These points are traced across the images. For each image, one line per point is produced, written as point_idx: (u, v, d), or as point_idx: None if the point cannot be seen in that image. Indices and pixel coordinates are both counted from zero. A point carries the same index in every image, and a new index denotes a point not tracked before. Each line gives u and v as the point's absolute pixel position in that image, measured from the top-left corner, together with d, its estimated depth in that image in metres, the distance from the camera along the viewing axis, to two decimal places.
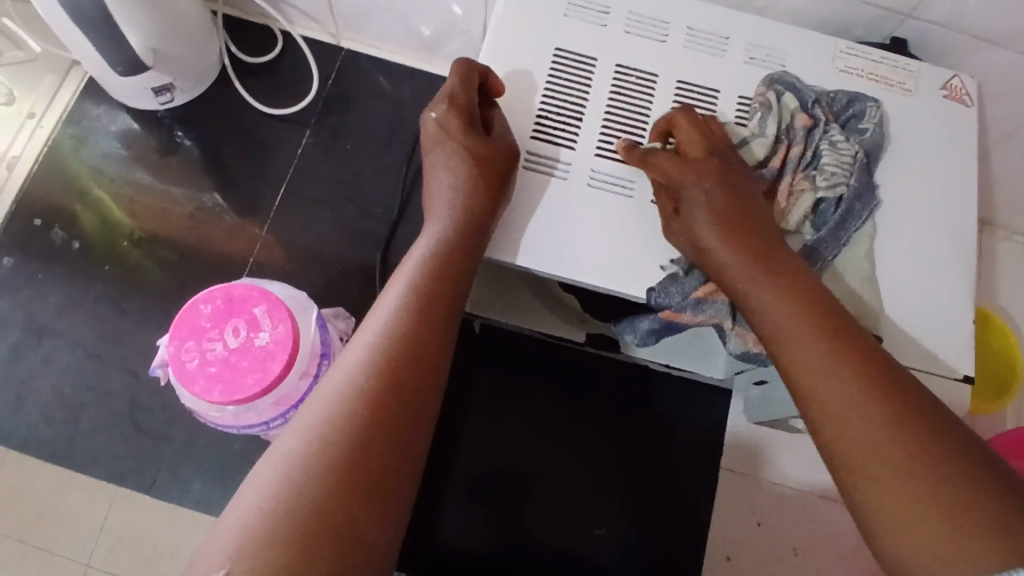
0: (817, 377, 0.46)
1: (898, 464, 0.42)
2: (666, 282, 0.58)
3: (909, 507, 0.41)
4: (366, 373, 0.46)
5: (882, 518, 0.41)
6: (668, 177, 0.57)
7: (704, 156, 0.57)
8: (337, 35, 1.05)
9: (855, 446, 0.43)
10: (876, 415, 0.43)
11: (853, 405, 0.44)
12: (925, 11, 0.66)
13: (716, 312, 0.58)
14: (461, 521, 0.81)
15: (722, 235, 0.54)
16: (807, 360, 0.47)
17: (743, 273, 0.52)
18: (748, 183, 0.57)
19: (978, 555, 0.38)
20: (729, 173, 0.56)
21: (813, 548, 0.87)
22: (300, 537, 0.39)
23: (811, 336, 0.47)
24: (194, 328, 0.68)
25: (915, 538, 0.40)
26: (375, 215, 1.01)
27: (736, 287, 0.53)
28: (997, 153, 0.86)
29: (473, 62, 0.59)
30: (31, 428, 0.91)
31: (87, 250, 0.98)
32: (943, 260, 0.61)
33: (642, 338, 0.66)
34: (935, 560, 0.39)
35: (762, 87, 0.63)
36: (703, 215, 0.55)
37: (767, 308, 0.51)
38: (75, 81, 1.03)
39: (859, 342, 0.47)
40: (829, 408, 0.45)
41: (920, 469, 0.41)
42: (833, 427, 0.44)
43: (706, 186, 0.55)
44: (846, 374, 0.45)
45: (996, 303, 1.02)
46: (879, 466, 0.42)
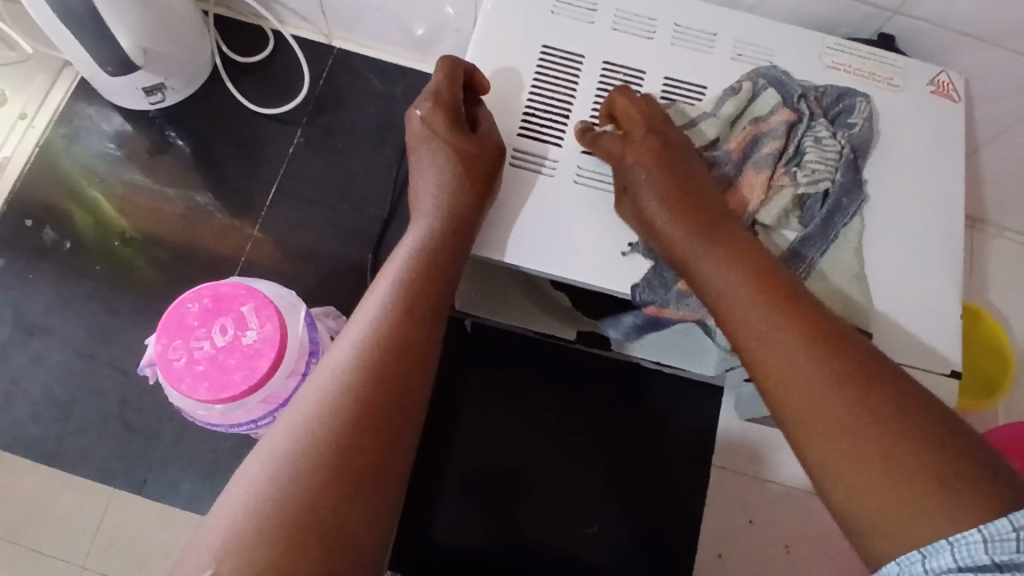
0: (760, 346, 0.46)
1: (849, 425, 0.41)
2: (649, 276, 0.58)
3: (858, 470, 0.40)
4: (351, 370, 0.46)
5: (836, 486, 0.41)
6: (619, 158, 0.57)
7: (644, 135, 0.57)
8: (328, 35, 1.05)
9: (801, 411, 0.43)
10: (822, 378, 0.43)
11: (797, 371, 0.44)
12: (911, 7, 0.66)
13: (700, 308, 0.58)
14: (455, 519, 0.81)
15: (669, 211, 0.54)
16: (752, 331, 0.46)
17: (692, 248, 0.52)
18: (692, 160, 0.57)
19: (941, 511, 0.38)
20: (670, 150, 0.57)
21: (805, 546, 0.87)
22: (287, 534, 0.39)
23: (753, 306, 0.47)
24: (181, 327, 0.68)
25: (868, 502, 0.40)
26: (366, 214, 1.01)
27: (685, 262, 0.53)
28: (986, 150, 0.87)
29: (457, 59, 0.60)
30: (22, 428, 0.91)
31: (78, 250, 0.98)
32: (929, 256, 0.61)
33: (624, 333, 0.74)
34: (890, 523, 0.39)
35: (745, 79, 0.63)
36: (648, 197, 0.55)
37: (714, 280, 0.50)
38: (67, 81, 1.03)
39: (797, 304, 0.47)
40: (774, 375, 0.45)
41: (865, 431, 0.41)
42: (782, 398, 0.44)
43: (648, 166, 0.56)
44: (787, 340, 0.45)
45: (988, 301, 1.02)
46: (828, 431, 0.42)
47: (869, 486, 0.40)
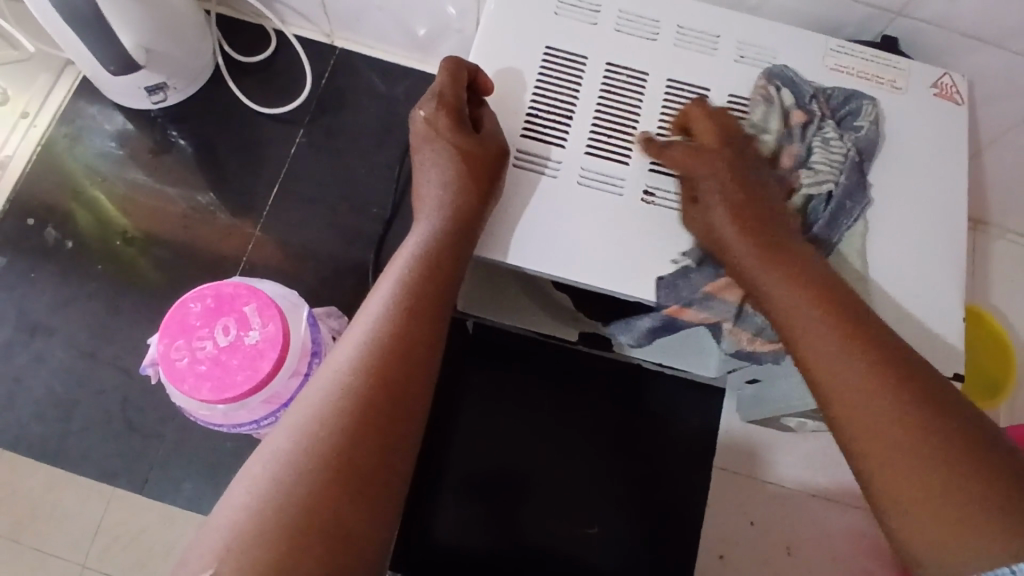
0: (828, 368, 0.48)
1: (915, 454, 0.43)
2: (676, 274, 0.58)
3: (927, 497, 0.43)
4: (354, 370, 0.46)
5: (900, 507, 0.43)
6: (687, 169, 0.57)
7: (720, 148, 0.57)
8: (331, 35, 1.05)
9: (873, 436, 0.45)
10: (891, 407, 0.45)
11: (867, 397, 0.46)
12: (914, 9, 0.66)
13: (723, 311, 0.58)
14: (457, 519, 0.81)
15: (736, 225, 0.54)
16: (821, 354, 0.48)
17: (761, 266, 0.52)
18: (761, 176, 0.57)
19: (989, 544, 0.40)
20: (740, 163, 0.56)
21: (805, 546, 0.87)
22: (288, 534, 0.39)
23: (831, 333, 0.48)
24: (183, 326, 0.68)
25: (926, 528, 0.42)
26: (368, 213, 1.01)
27: (752, 280, 0.53)
28: (988, 152, 0.87)
29: (461, 60, 0.59)
30: (24, 427, 0.91)
31: (80, 249, 0.97)
32: (932, 258, 0.61)
33: (638, 338, 0.68)
34: (944, 548, 0.42)
35: (760, 81, 0.63)
36: (720, 214, 0.55)
37: (783, 301, 0.51)
38: (69, 80, 1.03)
39: (871, 332, 0.48)
40: (846, 400, 0.46)
41: (934, 459, 0.43)
42: (853, 418, 0.46)
43: (722, 180, 0.56)
44: (858, 366, 0.47)
45: (989, 302, 1.02)
46: (897, 458, 0.44)
47: (930, 512, 0.42)
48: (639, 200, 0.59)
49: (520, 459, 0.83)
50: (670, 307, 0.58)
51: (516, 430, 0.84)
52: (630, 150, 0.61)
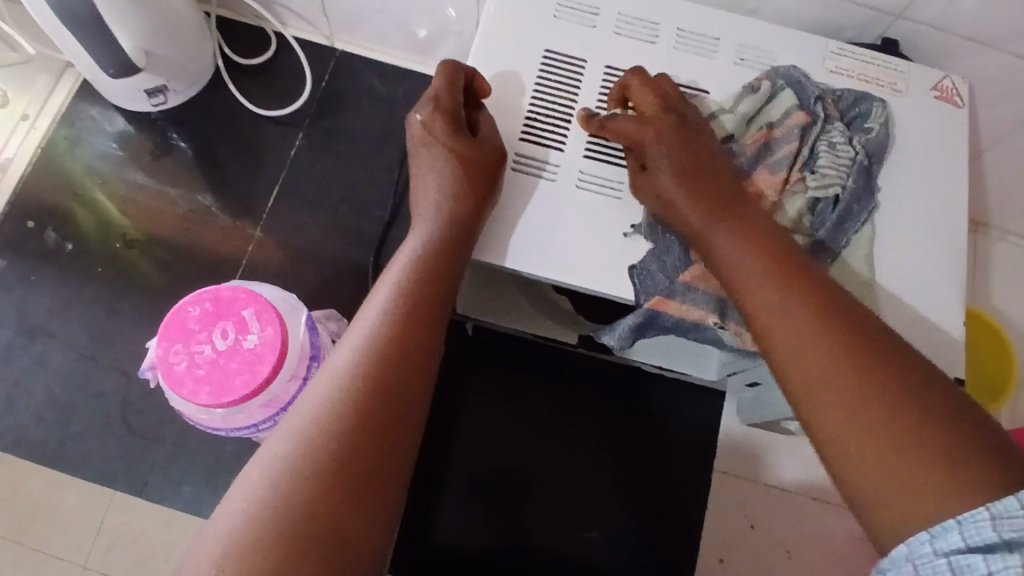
0: (772, 320, 0.45)
1: (860, 400, 0.41)
2: (648, 259, 0.58)
3: (869, 449, 0.39)
4: (352, 375, 0.46)
5: (847, 464, 0.40)
6: (633, 140, 0.57)
7: (661, 115, 0.57)
8: (330, 37, 1.05)
9: (811, 386, 0.42)
10: (833, 355, 0.42)
11: (808, 348, 0.43)
12: (915, 11, 0.66)
13: (705, 305, 0.56)
14: (455, 522, 0.81)
15: (686, 187, 0.53)
16: (766, 307, 0.46)
17: (710, 225, 0.52)
18: (711, 143, 0.56)
19: (946, 492, 0.37)
20: (688, 129, 0.56)
21: (806, 553, 0.87)
22: (285, 542, 0.39)
23: (770, 285, 0.47)
24: (182, 330, 0.68)
25: (876, 483, 0.39)
26: (368, 215, 1.01)
27: (703, 240, 0.52)
28: (989, 155, 0.86)
29: (458, 64, 0.59)
30: (24, 429, 0.91)
31: (81, 251, 0.98)
32: (932, 261, 0.60)
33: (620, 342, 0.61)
34: (898, 502, 0.38)
35: (764, 79, 0.62)
36: (668, 181, 0.54)
37: (731, 256, 0.50)
38: (69, 82, 1.03)
39: (819, 282, 0.46)
40: (787, 355, 0.44)
41: (876, 404, 0.40)
42: (792, 371, 0.44)
43: (666, 142, 0.55)
44: (800, 317, 0.44)
45: (990, 304, 1.01)
46: (837, 408, 0.41)
47: (875, 462, 0.39)
48: (639, 204, 0.59)
49: (520, 462, 0.83)
50: (652, 298, 0.57)
51: (516, 430, 0.84)
52: None
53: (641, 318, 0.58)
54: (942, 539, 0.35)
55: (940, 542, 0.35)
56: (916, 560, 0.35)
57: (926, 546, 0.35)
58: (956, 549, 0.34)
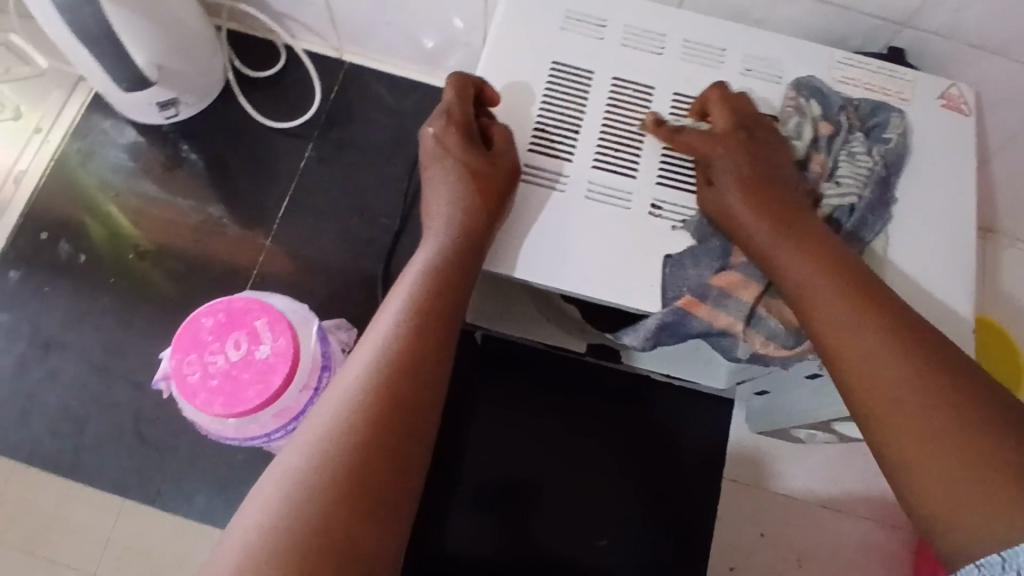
0: (850, 341, 0.48)
1: (940, 417, 0.43)
2: (685, 252, 0.58)
3: (935, 464, 0.42)
4: (366, 388, 0.46)
5: (920, 481, 0.42)
6: (703, 154, 0.59)
7: (733, 132, 0.59)
8: (339, 50, 1.06)
9: (889, 402, 0.45)
10: (923, 377, 0.44)
11: (887, 366, 0.46)
12: (921, 20, 0.66)
13: (737, 312, 0.57)
14: (465, 530, 0.81)
15: (750, 203, 0.55)
16: (843, 327, 0.48)
17: (775, 243, 0.53)
18: (782, 163, 0.58)
19: (1021, 518, 0.38)
20: (759, 148, 0.58)
21: (818, 561, 0.87)
22: (304, 552, 0.40)
23: (843, 304, 0.49)
24: (195, 341, 0.68)
25: (944, 498, 0.41)
26: (378, 224, 1.02)
27: (766, 257, 0.54)
28: (997, 162, 0.86)
29: (469, 76, 0.60)
30: (38, 440, 0.92)
31: (94, 263, 0.99)
32: (942, 268, 0.60)
33: (642, 342, 0.60)
34: (965, 520, 0.40)
35: (791, 92, 0.64)
36: (733, 196, 0.56)
37: (796, 272, 0.52)
38: (81, 96, 1.04)
39: (891, 306, 0.48)
40: (867, 376, 0.46)
41: (950, 424, 0.42)
42: (866, 390, 0.46)
43: (733, 159, 0.57)
44: (881, 337, 0.47)
45: (999, 309, 1.01)
46: (920, 425, 0.43)
47: (949, 478, 0.41)
48: (647, 214, 0.60)
49: (530, 471, 0.83)
50: (683, 297, 0.57)
51: (526, 438, 0.84)
52: (638, 163, 0.61)
53: (667, 317, 0.57)
54: (1010, 560, 0.37)
55: (1011, 561, 0.37)
56: None
57: (998, 569, 0.37)
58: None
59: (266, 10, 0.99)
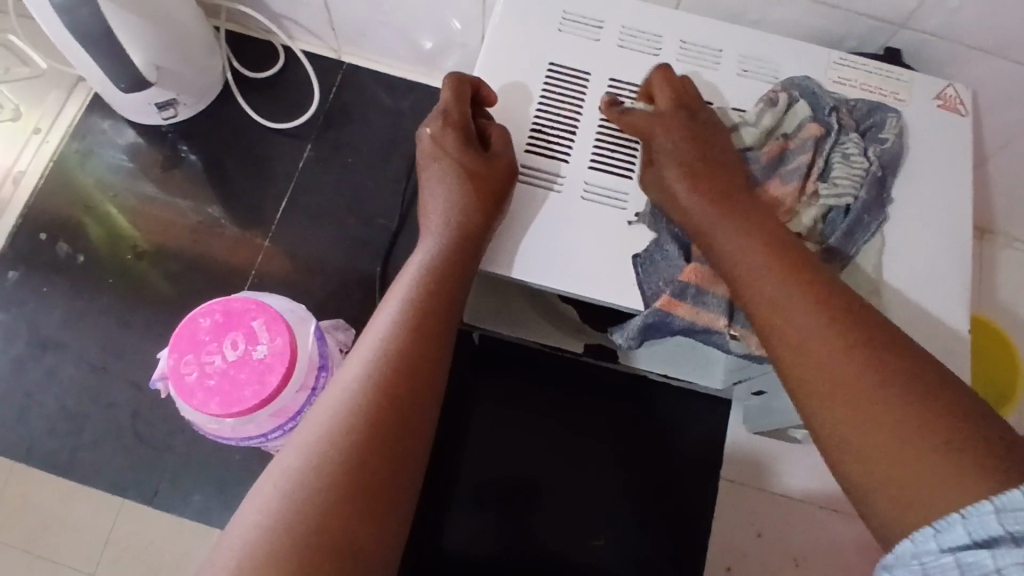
0: (777, 315, 0.47)
1: (860, 388, 0.42)
2: (650, 249, 0.59)
3: (859, 435, 0.41)
4: (362, 389, 0.47)
5: (844, 451, 0.42)
6: (645, 134, 0.58)
7: (673, 112, 0.58)
8: (337, 50, 1.06)
9: (812, 374, 0.44)
10: (844, 345, 0.44)
11: (809, 338, 0.45)
12: (917, 21, 0.66)
13: (715, 308, 0.56)
14: (464, 531, 0.81)
15: (689, 182, 0.55)
16: (771, 301, 0.48)
17: (713, 221, 0.53)
18: (722, 141, 0.58)
19: (945, 485, 0.37)
20: (698, 126, 0.58)
21: (813, 560, 0.88)
22: (300, 555, 0.40)
23: (773, 277, 0.48)
24: (193, 341, 0.68)
25: (869, 469, 0.40)
26: (375, 224, 1.02)
27: (705, 235, 0.54)
28: (994, 162, 0.87)
29: (464, 76, 0.60)
30: (36, 440, 0.92)
31: (92, 263, 0.99)
32: (937, 267, 0.61)
33: (629, 340, 0.60)
34: (892, 491, 0.39)
35: (779, 90, 0.63)
36: (674, 176, 0.56)
37: (731, 246, 0.52)
38: (80, 97, 1.05)
39: (819, 276, 0.48)
40: (792, 347, 0.46)
41: (871, 390, 0.42)
42: (794, 362, 0.45)
43: (672, 136, 0.57)
44: (804, 307, 0.46)
45: (997, 310, 1.01)
46: (844, 394, 0.42)
47: (870, 446, 0.41)
48: (643, 214, 0.60)
49: (529, 470, 0.83)
50: (662, 298, 0.56)
51: (525, 438, 0.84)
52: (635, 164, 0.61)
53: (650, 318, 0.57)
54: (946, 533, 0.36)
55: (945, 537, 0.36)
56: (925, 558, 0.36)
57: (932, 542, 0.36)
58: (960, 546, 0.35)
59: (265, 11, 0.99)
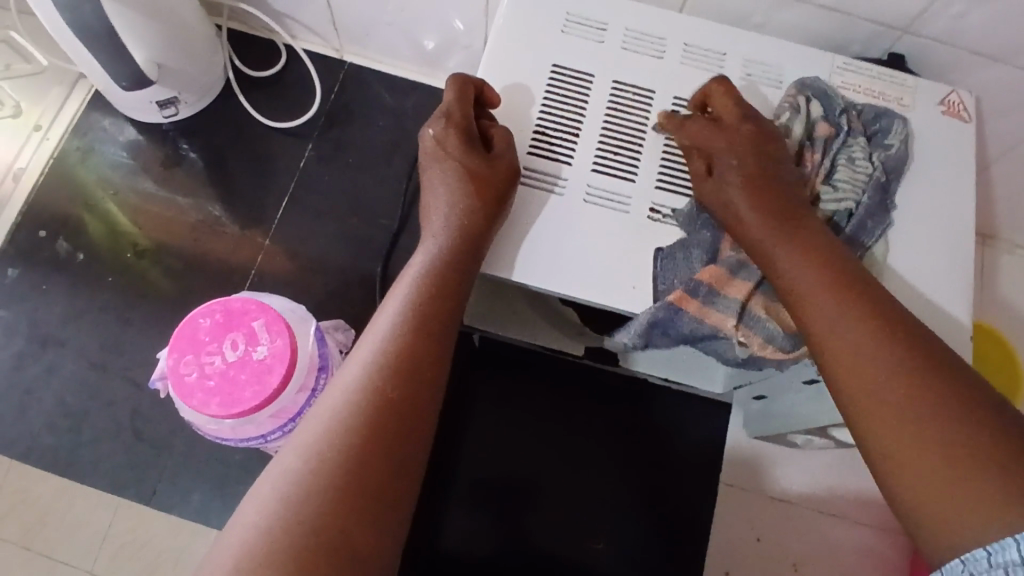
0: (837, 335, 0.47)
1: (917, 411, 0.43)
2: (675, 246, 0.59)
3: (917, 458, 0.42)
4: (362, 390, 0.46)
5: (900, 472, 0.43)
6: (706, 146, 0.58)
7: (738, 126, 0.58)
8: (340, 50, 1.06)
9: (875, 396, 0.45)
10: (912, 375, 0.44)
11: (871, 361, 0.46)
12: (921, 27, 0.66)
13: (725, 308, 0.56)
14: (461, 531, 0.81)
15: (748, 197, 0.55)
16: (832, 321, 0.48)
17: (768, 238, 0.53)
18: (785, 159, 0.58)
19: (1002, 512, 0.39)
20: (762, 141, 0.58)
21: (813, 565, 0.87)
22: (298, 555, 0.39)
23: (835, 299, 0.49)
24: (193, 341, 0.68)
25: (926, 491, 0.41)
26: (377, 224, 1.02)
27: (760, 251, 0.54)
28: (997, 168, 0.87)
29: (468, 77, 0.60)
30: (35, 437, 0.92)
31: (92, 260, 0.98)
32: (940, 274, 0.60)
33: (634, 340, 0.58)
34: (945, 513, 0.40)
35: (795, 90, 0.63)
36: (734, 191, 0.56)
37: (791, 269, 0.51)
38: (82, 93, 1.04)
39: (883, 302, 0.48)
40: (855, 373, 0.46)
41: (933, 418, 0.43)
42: (853, 384, 0.46)
43: (734, 152, 0.57)
44: (871, 336, 0.46)
45: (998, 316, 1.01)
46: (906, 421, 0.43)
47: (926, 474, 0.42)
48: (646, 217, 0.60)
49: (529, 471, 0.83)
50: (674, 293, 0.56)
51: (525, 438, 0.84)
52: (637, 167, 0.61)
53: (659, 314, 0.56)
54: (999, 554, 0.37)
55: (997, 557, 0.37)
56: (974, 573, 0.37)
57: (983, 561, 0.37)
58: (1011, 563, 0.36)
59: (267, 9, 0.99)
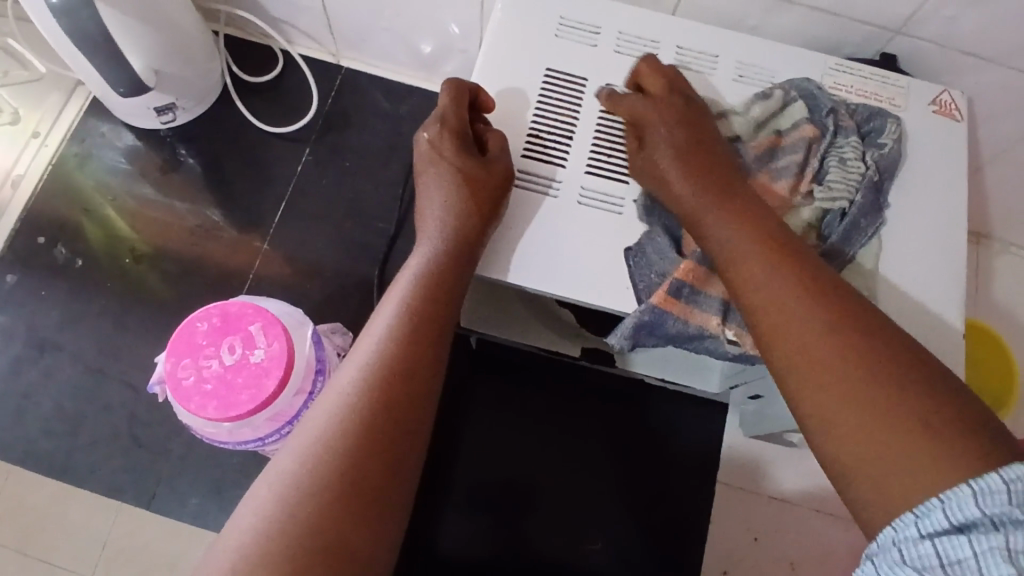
0: (762, 298, 0.48)
1: (838, 364, 0.43)
2: (642, 242, 0.59)
3: (842, 417, 0.42)
4: (358, 393, 0.47)
5: (827, 433, 0.43)
6: (642, 122, 0.60)
7: (668, 100, 0.60)
8: (336, 55, 1.06)
9: (800, 355, 0.45)
10: (826, 334, 0.45)
11: (795, 320, 0.46)
12: (913, 27, 0.66)
13: (709, 309, 0.57)
14: (460, 534, 0.81)
15: (681, 169, 0.56)
16: (756, 284, 0.49)
17: (703, 207, 0.54)
18: (714, 132, 0.59)
19: (924, 466, 0.39)
20: (694, 116, 0.59)
21: (810, 564, 0.88)
22: (297, 556, 0.40)
23: (757, 262, 0.49)
24: (190, 345, 0.68)
25: (850, 449, 0.41)
26: (374, 229, 1.02)
27: (696, 221, 0.54)
28: (990, 168, 0.87)
29: (462, 82, 0.61)
30: (34, 442, 0.92)
31: (89, 266, 0.99)
32: (932, 274, 0.61)
33: (623, 343, 0.58)
34: (871, 471, 0.40)
35: (777, 88, 0.63)
36: (667, 162, 0.57)
37: (720, 237, 0.52)
38: (79, 99, 1.05)
39: (804, 262, 0.49)
40: (780, 335, 0.46)
41: (847, 373, 0.43)
42: (778, 344, 0.46)
43: (666, 125, 0.58)
44: (795, 296, 0.47)
45: (993, 316, 1.01)
46: (823, 380, 0.43)
47: (854, 433, 0.41)
48: (640, 218, 0.60)
49: (525, 472, 0.83)
50: (658, 294, 0.56)
51: (520, 440, 0.84)
52: (631, 168, 0.62)
53: (646, 315, 0.56)
54: (926, 518, 0.36)
55: (923, 523, 0.36)
56: (901, 541, 0.37)
57: (911, 526, 0.37)
58: (937, 530, 0.35)
59: (264, 15, 1.00)
